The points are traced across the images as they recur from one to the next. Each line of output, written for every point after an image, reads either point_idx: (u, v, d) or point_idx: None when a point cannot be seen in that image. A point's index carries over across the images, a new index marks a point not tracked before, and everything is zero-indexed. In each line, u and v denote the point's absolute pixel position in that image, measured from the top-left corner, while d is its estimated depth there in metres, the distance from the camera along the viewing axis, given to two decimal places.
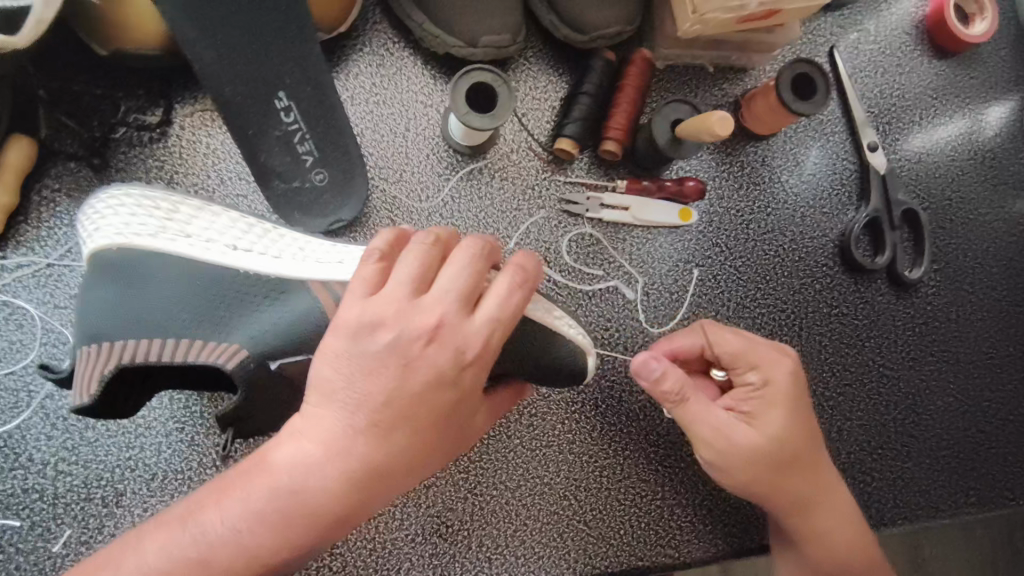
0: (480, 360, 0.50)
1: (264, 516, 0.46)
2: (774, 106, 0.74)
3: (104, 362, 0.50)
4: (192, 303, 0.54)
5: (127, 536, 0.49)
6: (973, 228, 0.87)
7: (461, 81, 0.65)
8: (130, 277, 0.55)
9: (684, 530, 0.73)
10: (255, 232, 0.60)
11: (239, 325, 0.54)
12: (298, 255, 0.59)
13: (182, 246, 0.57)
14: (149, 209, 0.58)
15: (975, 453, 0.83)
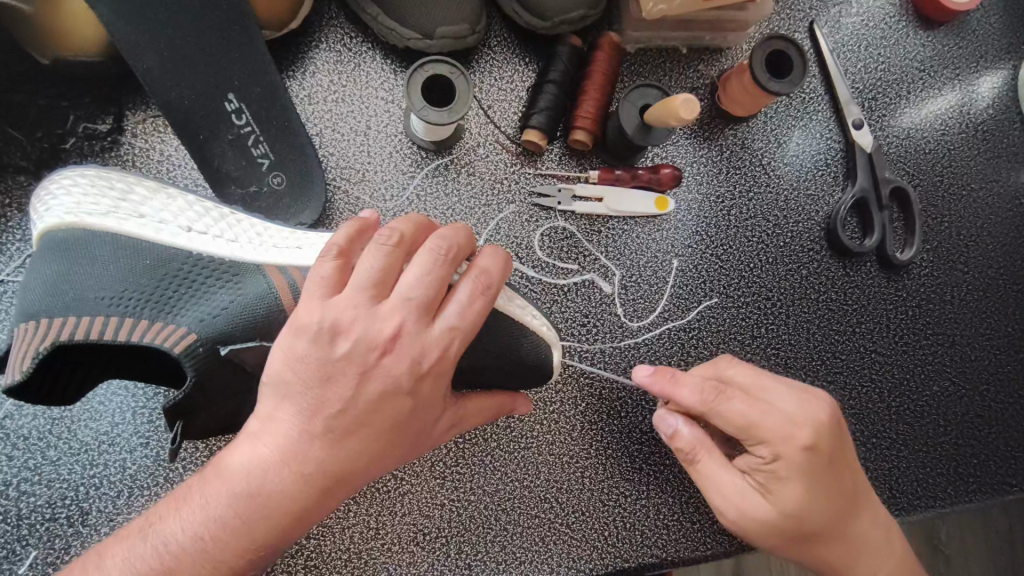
0: (439, 368, 0.48)
1: (227, 523, 0.44)
2: (748, 86, 0.71)
3: (39, 337, 0.46)
4: (139, 282, 0.50)
5: (88, 553, 0.46)
6: (966, 205, 0.83)
7: (416, 74, 0.63)
8: (75, 253, 0.51)
9: (671, 529, 0.71)
10: (211, 216, 0.57)
11: (189, 308, 0.50)
12: (256, 240, 0.56)
13: (135, 226, 0.53)
14: (101, 191, 0.54)
15: (974, 438, 0.80)
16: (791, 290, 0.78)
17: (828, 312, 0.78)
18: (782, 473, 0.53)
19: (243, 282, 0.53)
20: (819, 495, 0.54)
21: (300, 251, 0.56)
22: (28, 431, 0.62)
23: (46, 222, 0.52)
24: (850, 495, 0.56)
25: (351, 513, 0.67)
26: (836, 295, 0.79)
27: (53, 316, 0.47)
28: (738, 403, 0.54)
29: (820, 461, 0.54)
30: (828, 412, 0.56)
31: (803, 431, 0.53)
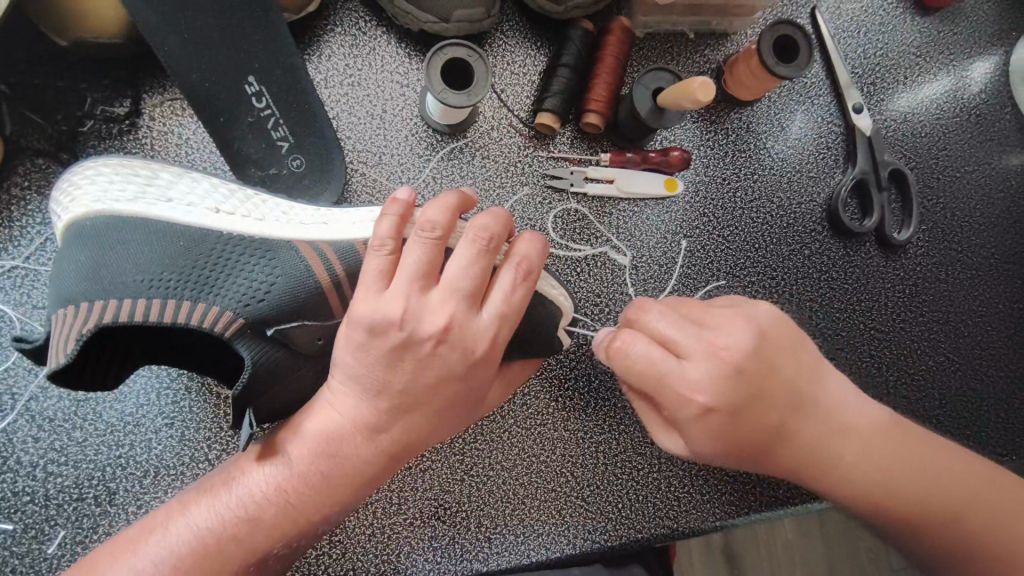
0: (489, 356, 0.50)
1: (302, 477, 0.50)
2: (755, 69, 0.73)
3: (80, 322, 0.47)
4: (174, 263, 0.51)
5: (171, 505, 0.52)
6: (959, 186, 0.86)
7: (435, 57, 0.64)
8: (108, 239, 0.51)
9: (682, 501, 0.74)
10: (236, 198, 0.57)
11: (229, 286, 0.51)
12: (282, 219, 0.57)
13: (165, 210, 0.54)
14: (126, 178, 0.55)
15: (966, 410, 0.83)
16: (793, 271, 0.80)
17: (829, 291, 0.81)
18: (694, 433, 0.52)
19: (275, 260, 0.54)
20: (745, 444, 0.53)
21: (329, 227, 0.58)
22: (53, 413, 0.62)
23: (73, 211, 0.52)
24: (790, 416, 0.54)
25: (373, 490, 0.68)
26: (837, 274, 0.81)
27: (91, 300, 0.48)
28: (646, 361, 0.51)
29: (726, 416, 0.51)
30: (738, 363, 0.51)
31: (705, 394, 0.50)
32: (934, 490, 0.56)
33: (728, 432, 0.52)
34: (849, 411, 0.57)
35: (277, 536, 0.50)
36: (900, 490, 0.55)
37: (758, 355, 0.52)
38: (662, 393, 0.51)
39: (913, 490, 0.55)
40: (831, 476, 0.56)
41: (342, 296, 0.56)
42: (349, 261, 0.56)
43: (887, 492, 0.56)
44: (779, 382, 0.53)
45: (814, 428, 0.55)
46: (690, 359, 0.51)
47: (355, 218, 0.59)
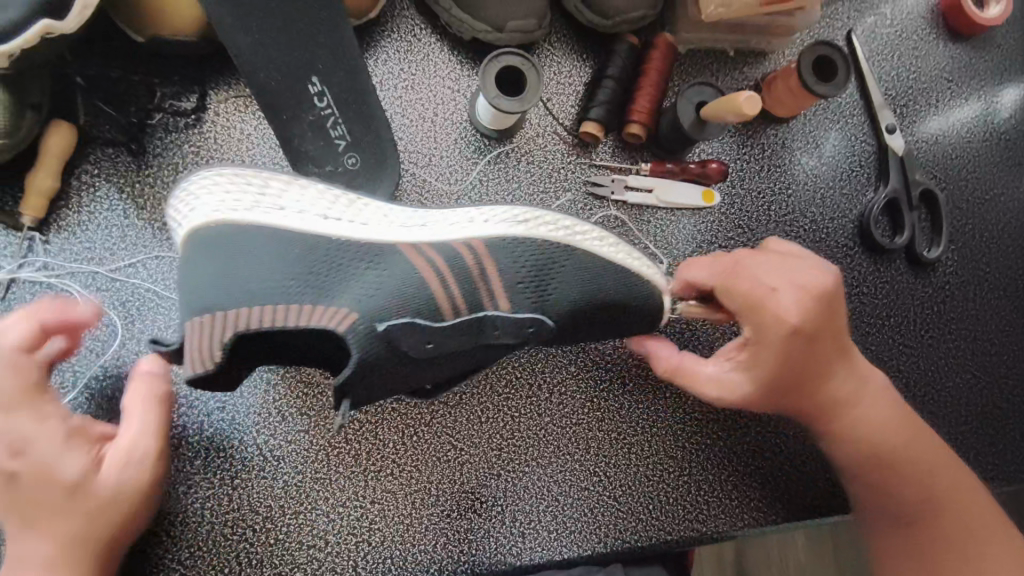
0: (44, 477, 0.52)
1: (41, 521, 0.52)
2: (795, 89, 0.75)
3: (218, 330, 0.52)
4: (296, 273, 0.56)
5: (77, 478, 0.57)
6: (988, 209, 0.88)
7: (491, 64, 0.66)
8: (231, 251, 0.56)
9: (711, 505, 0.75)
10: (341, 202, 0.61)
11: (346, 289, 0.56)
12: (384, 221, 0.61)
13: (279, 218, 0.59)
14: (241, 189, 0.59)
15: (992, 428, 0.84)
16: None
17: (860, 306, 0.83)
18: (762, 356, 0.59)
19: (385, 263, 0.59)
20: (799, 370, 0.59)
21: (426, 229, 0.62)
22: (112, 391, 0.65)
23: (197, 220, 0.57)
24: (836, 357, 0.61)
25: (412, 480, 0.70)
26: (868, 289, 0.83)
27: (219, 307, 0.53)
28: (749, 286, 0.58)
29: (802, 341, 0.58)
30: (824, 294, 0.58)
31: (794, 317, 0.57)
32: (922, 451, 0.64)
33: (795, 355, 0.58)
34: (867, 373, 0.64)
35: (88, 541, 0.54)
36: (900, 442, 0.63)
37: (834, 296, 0.59)
38: (755, 315, 0.58)
39: (906, 445, 0.63)
40: (850, 416, 0.63)
41: (448, 291, 0.58)
42: (452, 262, 0.60)
43: (888, 442, 0.63)
44: (840, 323, 0.60)
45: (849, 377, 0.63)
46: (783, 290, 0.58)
47: (451, 220, 0.63)
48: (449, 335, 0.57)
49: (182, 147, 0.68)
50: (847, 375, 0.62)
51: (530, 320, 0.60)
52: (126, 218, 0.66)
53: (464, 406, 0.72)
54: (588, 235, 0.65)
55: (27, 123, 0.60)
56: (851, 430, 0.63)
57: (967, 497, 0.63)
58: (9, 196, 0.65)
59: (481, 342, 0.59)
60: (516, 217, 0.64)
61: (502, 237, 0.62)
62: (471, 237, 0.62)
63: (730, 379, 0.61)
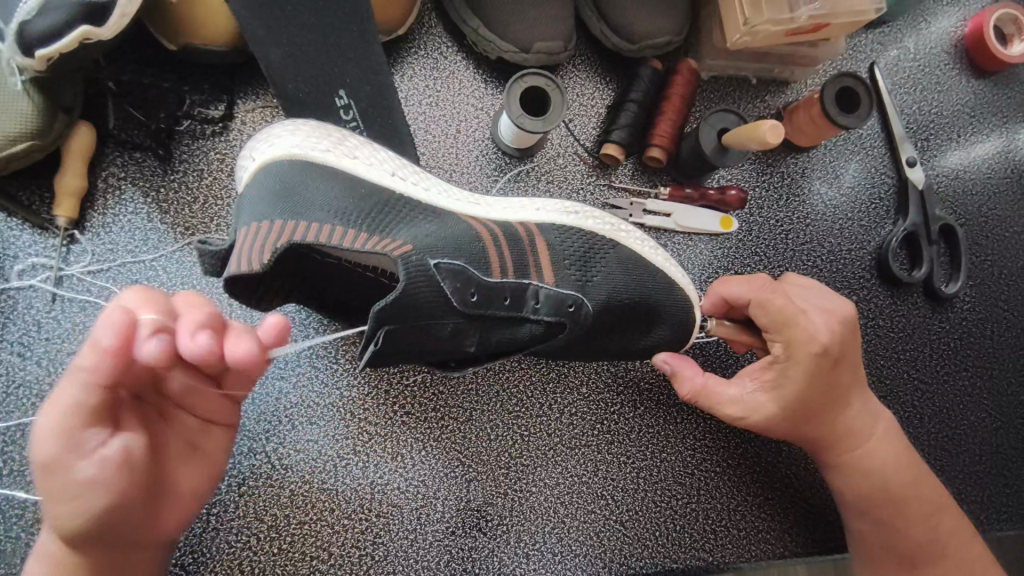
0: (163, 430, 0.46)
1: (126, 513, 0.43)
2: (818, 119, 0.75)
3: (273, 236, 0.47)
4: (360, 207, 0.54)
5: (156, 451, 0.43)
6: (1008, 246, 0.87)
7: (516, 83, 0.67)
8: (303, 179, 0.54)
9: (718, 534, 0.74)
10: (407, 170, 0.62)
11: (407, 227, 0.54)
12: (443, 193, 0.63)
13: (356, 165, 0.58)
14: (320, 135, 0.58)
15: (1006, 468, 0.83)
16: None
17: (876, 338, 0.82)
18: (792, 377, 0.58)
19: (446, 218, 0.59)
20: (820, 395, 0.59)
21: (481, 207, 0.64)
22: None
23: (278, 151, 0.56)
24: (852, 385, 0.62)
25: (419, 494, 0.70)
26: (884, 322, 0.82)
27: (280, 219, 0.49)
28: (782, 303, 0.58)
29: (828, 363, 0.58)
30: (846, 320, 0.59)
31: (823, 337, 0.57)
32: (925, 490, 0.64)
33: (822, 377, 0.58)
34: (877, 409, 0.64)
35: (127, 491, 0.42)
36: (907, 475, 0.64)
37: (854, 325, 0.60)
38: (785, 333, 0.57)
39: (912, 482, 0.64)
40: (861, 445, 0.63)
41: (501, 251, 0.59)
42: (507, 231, 0.61)
43: (894, 477, 0.63)
44: (857, 353, 0.61)
45: (859, 408, 0.63)
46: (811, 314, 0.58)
47: (504, 205, 0.66)
48: (491, 295, 0.56)
49: (208, 154, 0.69)
50: (859, 406, 0.63)
51: (572, 298, 0.61)
52: (150, 221, 0.67)
53: (474, 422, 0.72)
54: (632, 234, 0.68)
55: (58, 125, 0.61)
56: (860, 461, 0.63)
57: (964, 540, 0.64)
58: (36, 195, 0.65)
59: (519, 313, 0.58)
60: (567, 208, 0.66)
61: (553, 225, 0.65)
62: (526, 220, 0.64)
63: (752, 400, 0.60)
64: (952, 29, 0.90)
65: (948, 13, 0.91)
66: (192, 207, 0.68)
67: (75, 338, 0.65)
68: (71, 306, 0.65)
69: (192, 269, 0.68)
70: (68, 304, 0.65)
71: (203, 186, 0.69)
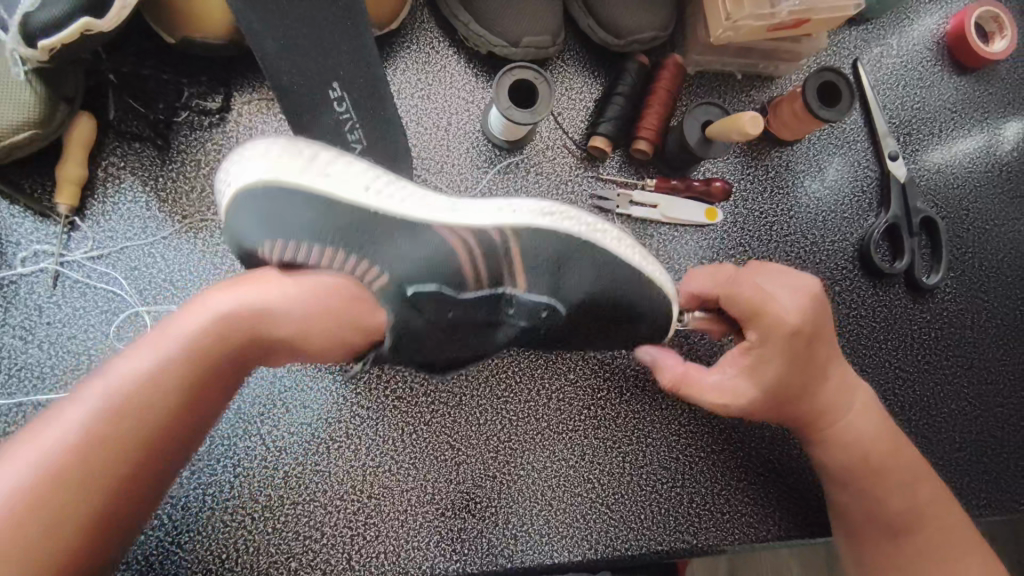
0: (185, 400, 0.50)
1: (94, 438, 0.46)
2: (799, 112, 0.77)
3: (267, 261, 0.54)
4: (331, 236, 0.55)
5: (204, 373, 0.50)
6: (989, 238, 0.89)
7: (505, 77, 0.69)
8: (276, 204, 0.56)
9: (702, 518, 0.76)
10: (380, 178, 0.61)
11: (379, 260, 0.56)
12: (417, 200, 0.62)
13: (324, 183, 0.58)
14: (291, 154, 0.59)
15: (986, 456, 0.85)
16: None
17: (858, 328, 0.84)
18: (769, 360, 0.60)
19: (418, 241, 0.59)
20: (798, 375, 0.61)
21: (458, 212, 0.63)
22: None
23: (250, 178, 0.57)
24: (828, 363, 0.64)
25: (409, 477, 0.71)
26: (867, 311, 0.84)
27: (270, 245, 0.54)
28: (750, 293, 0.61)
29: (802, 342, 0.60)
30: (817, 299, 0.61)
31: (794, 317, 0.59)
32: (906, 464, 0.66)
33: (797, 357, 0.60)
34: (855, 384, 0.66)
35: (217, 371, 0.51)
36: (887, 448, 0.65)
37: (824, 303, 0.62)
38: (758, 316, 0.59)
39: (892, 457, 0.65)
40: (840, 422, 0.65)
41: (474, 263, 0.60)
42: (479, 244, 0.61)
43: (873, 452, 0.65)
44: (830, 331, 0.63)
45: (837, 383, 0.65)
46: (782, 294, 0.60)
47: (483, 206, 0.65)
48: (468, 310, 0.60)
49: (205, 144, 0.71)
50: (837, 380, 0.65)
51: (545, 307, 0.62)
52: (148, 209, 0.69)
53: (464, 407, 0.74)
54: (611, 236, 0.68)
55: (60, 114, 0.63)
56: (840, 436, 0.65)
57: (948, 511, 0.65)
58: (38, 184, 0.67)
59: (497, 320, 0.62)
60: (544, 210, 0.66)
61: (528, 231, 0.64)
62: (502, 224, 0.64)
63: (733, 384, 0.62)
64: (934, 27, 0.92)
65: (931, 11, 0.93)
66: (189, 196, 0.70)
67: (75, 323, 0.67)
68: (71, 292, 0.67)
69: (189, 256, 0.69)
70: (68, 289, 0.67)
71: (200, 176, 0.70)
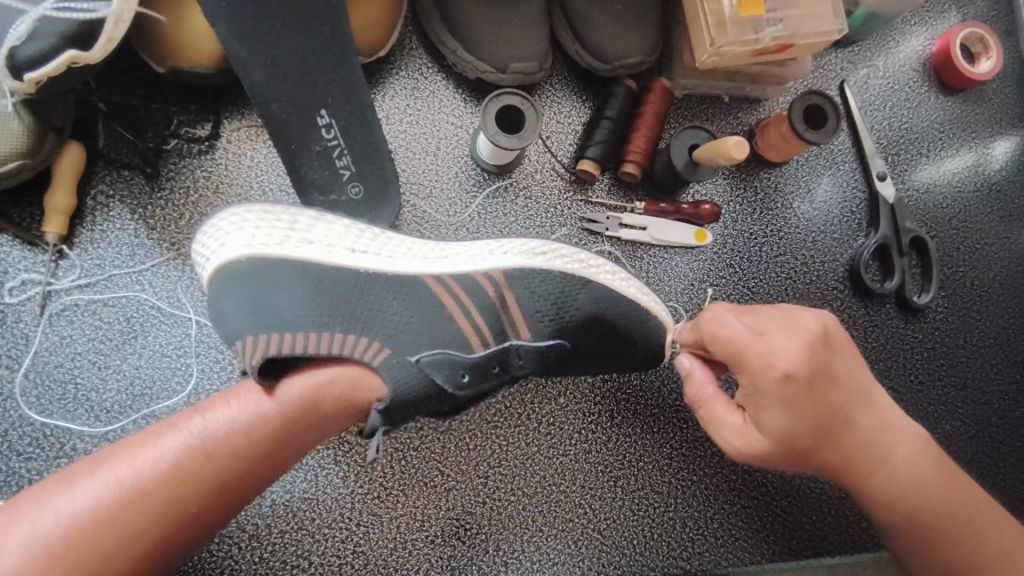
0: (211, 467, 0.51)
1: (134, 493, 0.49)
2: (786, 135, 0.78)
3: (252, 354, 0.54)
4: (323, 306, 0.56)
5: (228, 442, 0.52)
6: (980, 257, 0.89)
7: (492, 102, 0.69)
8: (263, 283, 0.57)
9: (695, 543, 0.75)
10: (367, 235, 0.62)
11: (374, 319, 0.58)
12: (407, 254, 0.63)
13: (308, 251, 0.59)
14: (271, 224, 0.59)
15: (982, 476, 0.84)
16: None
17: None
18: (768, 407, 0.55)
19: (411, 295, 0.60)
20: (816, 424, 0.55)
21: (447, 260, 0.64)
22: (111, 404, 0.67)
23: (228, 254, 0.57)
24: (853, 398, 0.57)
25: (398, 504, 0.71)
26: (858, 332, 0.84)
27: (259, 336, 0.54)
28: (730, 337, 0.57)
29: (801, 387, 0.54)
30: (815, 336, 0.56)
31: (784, 361, 0.54)
32: (964, 501, 0.59)
33: (802, 404, 0.55)
34: (890, 421, 0.59)
35: (241, 451, 0.53)
36: (935, 490, 0.58)
37: (827, 338, 0.56)
38: (743, 364, 0.56)
39: (944, 498, 0.59)
40: (880, 466, 0.58)
41: (471, 318, 0.62)
42: (471, 290, 0.62)
43: (925, 493, 0.59)
44: (844, 365, 0.57)
45: (868, 423, 0.58)
46: (772, 337, 0.56)
47: (471, 251, 0.66)
48: (481, 368, 0.61)
49: (194, 172, 0.71)
50: (867, 419, 0.58)
51: (551, 348, 0.64)
52: (137, 237, 0.69)
53: (454, 432, 0.73)
54: (602, 269, 0.68)
55: (48, 144, 0.63)
56: (877, 483, 0.59)
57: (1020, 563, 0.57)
58: (27, 213, 0.68)
59: (508, 373, 0.64)
60: (533, 249, 0.66)
61: (518, 270, 0.64)
62: (490, 267, 0.64)
63: (739, 431, 0.59)
64: (920, 48, 0.93)
65: (916, 32, 0.94)
66: (178, 223, 0.70)
67: (62, 351, 0.67)
68: (59, 320, 0.67)
69: (177, 283, 0.69)
70: (55, 318, 0.67)
71: (189, 203, 0.71)
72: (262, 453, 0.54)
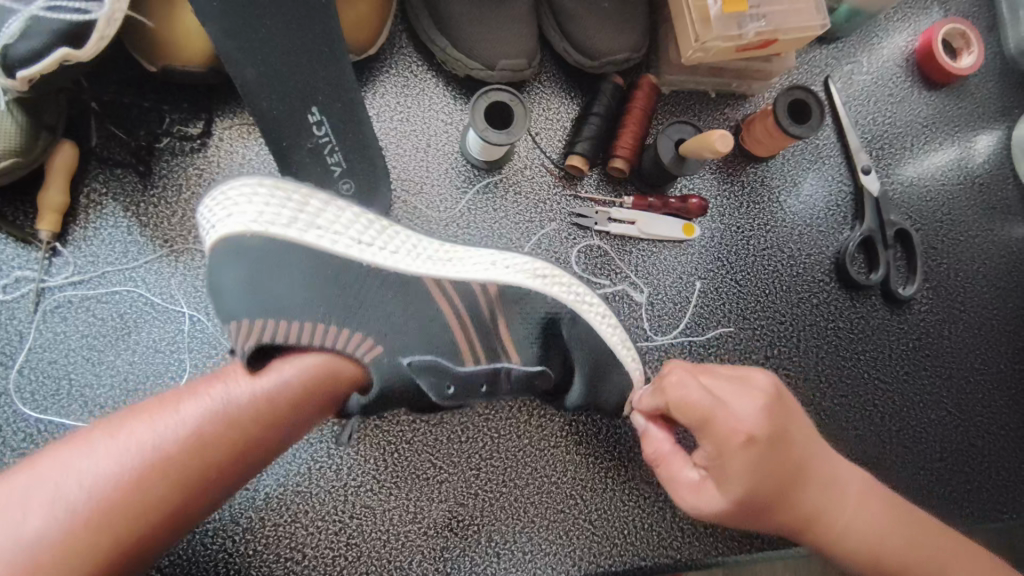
0: (231, 434, 0.50)
1: (153, 460, 0.48)
2: (773, 130, 0.79)
3: (246, 336, 0.52)
4: (324, 296, 0.56)
5: (247, 410, 0.51)
6: (963, 250, 0.91)
7: (479, 101, 0.70)
8: (264, 261, 0.55)
9: (685, 532, 0.76)
10: (373, 229, 0.62)
11: (370, 310, 0.57)
12: (412, 252, 0.63)
13: (312, 238, 0.58)
14: (280, 203, 0.58)
15: (967, 464, 0.85)
16: (801, 320, 0.84)
17: (836, 339, 0.85)
18: (731, 469, 0.53)
19: (410, 291, 0.61)
20: (775, 492, 0.54)
21: (450, 264, 0.65)
22: (105, 400, 0.67)
23: (231, 227, 0.56)
24: (809, 458, 0.56)
25: (391, 497, 0.72)
26: (844, 324, 0.85)
27: (254, 318, 0.52)
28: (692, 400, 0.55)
29: (761, 449, 0.53)
30: (768, 396, 0.55)
31: (743, 423, 0.53)
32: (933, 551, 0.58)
33: (762, 466, 0.53)
34: (842, 475, 0.58)
35: (261, 418, 0.52)
36: (897, 539, 0.58)
37: (778, 395, 0.56)
38: (705, 429, 0.54)
39: (909, 549, 0.57)
40: (841, 520, 0.57)
41: (458, 308, 0.62)
42: (462, 282, 0.64)
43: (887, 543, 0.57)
44: (796, 421, 0.56)
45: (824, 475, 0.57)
46: (729, 402, 0.54)
47: (474, 258, 0.67)
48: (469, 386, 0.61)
49: (186, 170, 0.72)
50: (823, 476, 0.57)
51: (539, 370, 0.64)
52: (129, 234, 0.70)
53: (446, 425, 0.74)
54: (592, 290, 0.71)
55: (42, 143, 0.64)
56: (842, 536, 0.57)
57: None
58: (20, 212, 0.68)
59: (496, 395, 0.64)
60: (532, 269, 0.68)
61: (516, 283, 0.66)
62: (487, 274, 0.66)
63: (704, 497, 0.56)
64: (904, 44, 0.95)
65: (900, 29, 0.95)
66: (171, 220, 0.71)
67: (56, 348, 0.67)
68: (53, 317, 0.68)
69: (170, 280, 0.70)
70: (50, 315, 0.68)
71: (181, 201, 0.71)
72: (281, 420, 0.53)
